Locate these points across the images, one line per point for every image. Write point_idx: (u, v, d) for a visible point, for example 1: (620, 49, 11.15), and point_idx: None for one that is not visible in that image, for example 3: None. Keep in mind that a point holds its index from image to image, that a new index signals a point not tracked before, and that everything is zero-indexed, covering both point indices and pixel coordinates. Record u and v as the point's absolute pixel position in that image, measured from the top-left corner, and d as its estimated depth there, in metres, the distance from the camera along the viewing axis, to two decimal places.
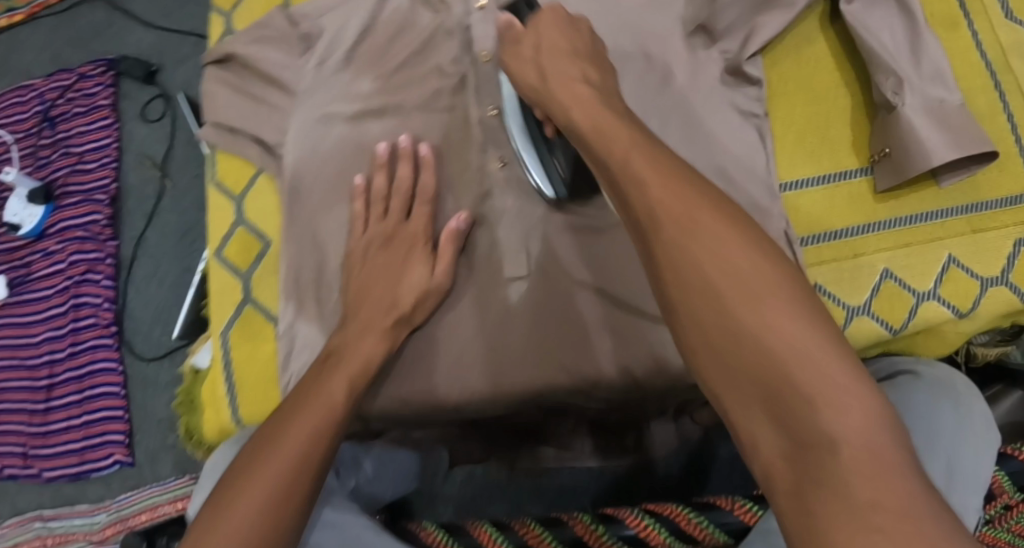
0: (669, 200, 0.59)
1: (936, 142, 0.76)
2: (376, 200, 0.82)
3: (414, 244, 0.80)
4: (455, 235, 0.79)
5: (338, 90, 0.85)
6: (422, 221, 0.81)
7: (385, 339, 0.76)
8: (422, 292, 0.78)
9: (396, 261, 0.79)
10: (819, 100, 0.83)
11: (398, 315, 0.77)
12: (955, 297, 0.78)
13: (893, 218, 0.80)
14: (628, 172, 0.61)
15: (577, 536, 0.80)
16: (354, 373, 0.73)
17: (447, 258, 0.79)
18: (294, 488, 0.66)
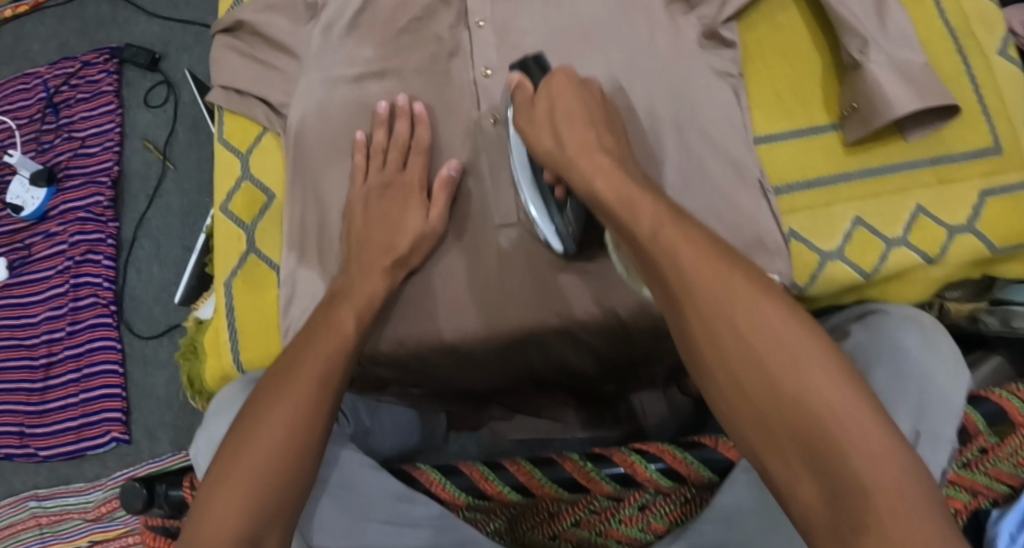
0: (699, 263, 0.65)
1: (901, 96, 0.81)
2: (376, 152, 0.86)
3: (410, 192, 0.85)
4: (447, 182, 0.84)
5: (341, 53, 0.90)
6: (418, 170, 0.86)
7: (385, 278, 0.81)
8: (417, 237, 0.83)
9: (395, 210, 0.84)
10: (793, 62, 0.88)
11: (395, 257, 0.82)
12: (924, 243, 0.83)
13: (863, 169, 0.85)
14: (657, 244, 0.66)
15: (568, 475, 0.84)
16: (360, 306, 0.78)
17: (441, 204, 0.84)
18: (312, 417, 0.71)
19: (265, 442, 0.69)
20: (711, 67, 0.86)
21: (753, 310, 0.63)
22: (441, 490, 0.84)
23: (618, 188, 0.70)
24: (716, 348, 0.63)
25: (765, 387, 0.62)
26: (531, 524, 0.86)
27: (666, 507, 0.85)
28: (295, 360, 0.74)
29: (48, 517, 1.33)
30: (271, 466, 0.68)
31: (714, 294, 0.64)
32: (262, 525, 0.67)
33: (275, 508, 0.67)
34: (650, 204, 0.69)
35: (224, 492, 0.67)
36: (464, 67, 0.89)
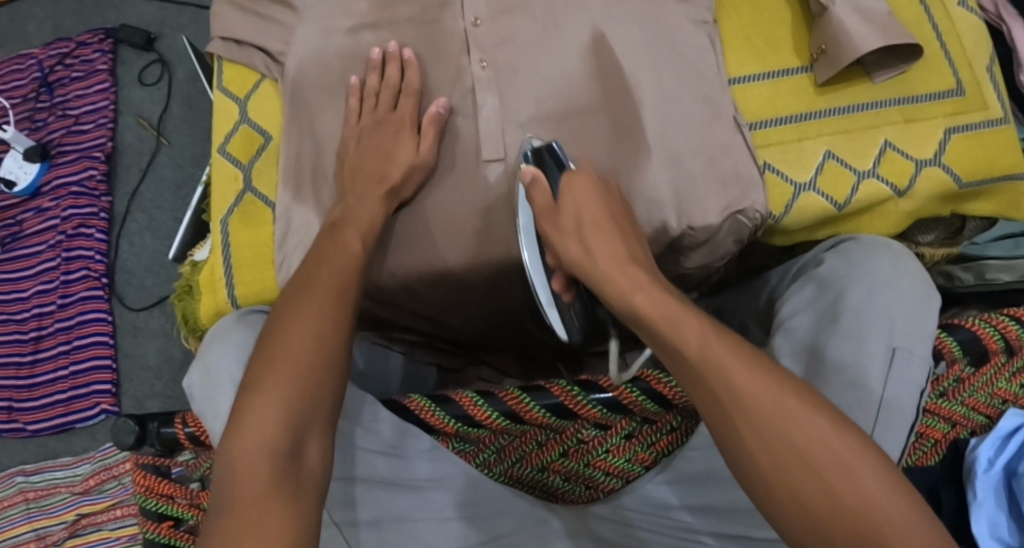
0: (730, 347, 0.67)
1: (865, 37, 0.86)
2: (369, 95, 0.91)
3: (402, 127, 0.90)
4: (436, 119, 0.89)
5: (337, 5, 0.93)
6: (409, 110, 0.91)
7: (381, 206, 0.87)
8: (409, 168, 0.88)
9: (387, 144, 0.89)
10: (765, 10, 0.93)
11: (389, 187, 0.87)
12: (893, 175, 0.88)
13: (833, 108, 0.89)
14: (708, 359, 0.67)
15: (557, 401, 0.84)
16: (364, 230, 0.85)
17: (430, 138, 0.89)
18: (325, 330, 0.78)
19: (293, 348, 0.76)
20: (687, 14, 0.90)
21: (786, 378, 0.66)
22: (431, 418, 0.84)
23: (655, 302, 0.70)
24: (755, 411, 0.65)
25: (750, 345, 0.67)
26: (519, 455, 0.87)
27: (653, 436, 0.87)
28: (308, 278, 0.81)
29: (35, 492, 1.34)
30: (302, 370, 0.75)
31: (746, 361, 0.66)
32: (300, 427, 0.73)
33: (308, 412, 0.74)
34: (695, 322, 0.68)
35: (261, 398, 0.73)
36: (454, 15, 0.92)
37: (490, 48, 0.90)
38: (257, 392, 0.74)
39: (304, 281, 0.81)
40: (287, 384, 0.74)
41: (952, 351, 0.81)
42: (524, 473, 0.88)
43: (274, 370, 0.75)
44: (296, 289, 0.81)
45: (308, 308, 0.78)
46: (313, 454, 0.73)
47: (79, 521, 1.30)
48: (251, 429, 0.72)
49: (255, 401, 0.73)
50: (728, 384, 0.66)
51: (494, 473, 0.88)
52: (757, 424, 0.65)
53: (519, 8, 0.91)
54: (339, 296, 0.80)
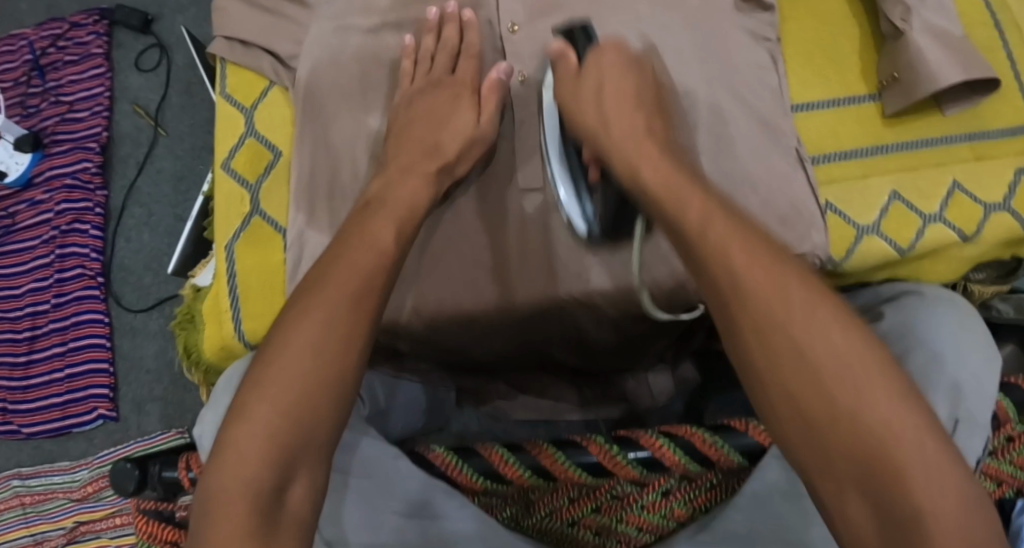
0: (751, 275, 0.62)
1: (943, 63, 0.78)
2: (423, 58, 0.84)
3: (462, 91, 0.83)
4: (498, 86, 0.81)
5: (355, 3, 0.87)
6: (469, 72, 0.84)
7: (429, 182, 0.76)
8: (467, 141, 0.79)
9: (444, 108, 0.81)
10: (830, 27, 0.84)
11: (441, 160, 0.78)
12: (960, 220, 0.80)
13: (900, 143, 0.82)
14: (704, 233, 0.64)
15: (592, 457, 0.80)
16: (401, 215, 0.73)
17: (492, 106, 0.81)
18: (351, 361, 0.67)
19: (290, 370, 0.65)
20: (748, 26, 0.82)
21: (806, 317, 0.60)
22: (457, 473, 0.81)
23: (667, 185, 0.67)
24: (778, 380, 0.60)
25: (775, 295, 0.61)
26: (550, 509, 0.81)
27: (691, 493, 0.80)
28: (324, 273, 0.69)
29: (31, 497, 1.28)
30: (297, 397, 0.65)
31: (771, 313, 0.61)
32: (287, 465, 0.64)
33: (299, 444, 0.64)
34: (699, 200, 0.65)
35: (244, 427, 0.64)
36: (493, 20, 0.85)
37: (527, 57, 0.83)
38: (240, 419, 0.65)
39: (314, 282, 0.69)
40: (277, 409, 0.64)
41: (1006, 412, 0.73)
42: (553, 528, 0.81)
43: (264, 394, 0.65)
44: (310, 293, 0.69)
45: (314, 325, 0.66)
46: (297, 489, 0.64)
47: (77, 528, 1.24)
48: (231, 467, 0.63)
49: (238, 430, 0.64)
50: (753, 339, 0.61)
51: (522, 527, 0.83)
52: (778, 389, 0.60)
53: (558, 9, 0.83)
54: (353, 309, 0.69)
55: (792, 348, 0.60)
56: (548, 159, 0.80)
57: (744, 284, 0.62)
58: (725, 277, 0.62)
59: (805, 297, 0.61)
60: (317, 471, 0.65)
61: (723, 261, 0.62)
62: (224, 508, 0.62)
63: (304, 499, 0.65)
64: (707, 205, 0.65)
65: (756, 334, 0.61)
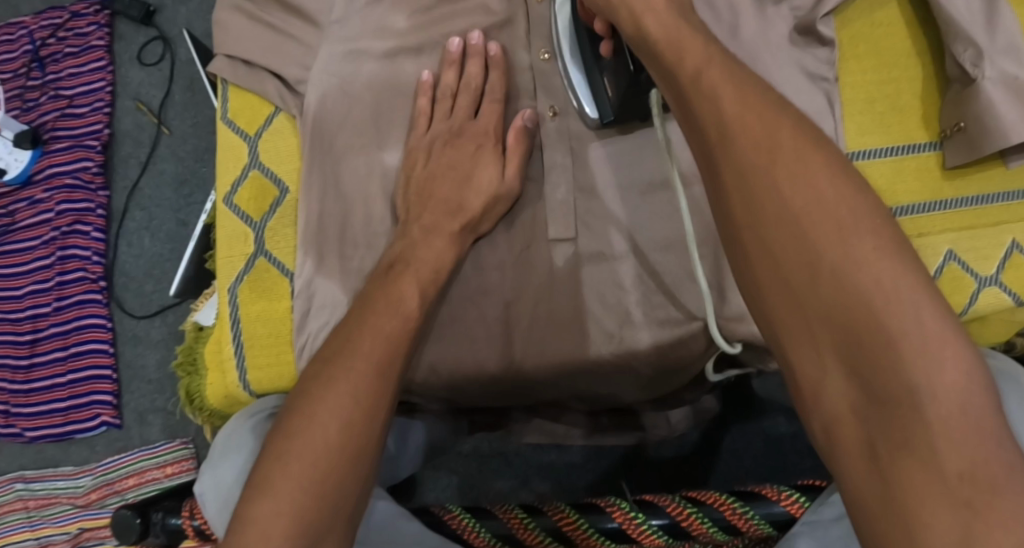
0: (749, 130, 0.56)
1: (1018, 123, 0.71)
2: (444, 96, 0.79)
3: (485, 141, 0.78)
4: (523, 134, 0.77)
5: (370, 27, 0.81)
6: (492, 118, 0.79)
7: (453, 243, 0.73)
8: (491, 198, 0.75)
9: (466, 162, 0.77)
10: (890, 67, 0.77)
11: (465, 219, 0.74)
12: (1018, 284, 0.74)
13: (960, 198, 0.76)
14: (699, 84, 0.58)
15: (616, 525, 0.74)
16: (427, 275, 0.71)
17: (518, 157, 0.76)
18: (370, 438, 0.62)
19: (314, 443, 0.60)
20: (803, 63, 0.76)
21: (799, 169, 0.54)
22: (474, 538, 0.75)
23: (668, 35, 0.61)
24: (763, 244, 0.55)
25: (770, 148, 0.55)
26: None
27: None
28: (346, 339, 0.65)
29: (35, 500, 1.23)
30: (329, 471, 0.60)
31: (758, 166, 0.55)
32: (312, 546, 0.57)
33: (327, 516, 0.58)
34: (699, 46, 0.60)
35: (267, 502, 0.58)
36: (521, 45, 0.80)
37: (557, 90, 0.78)
38: (263, 495, 0.58)
39: (338, 348, 0.65)
40: (299, 484, 0.58)
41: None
42: None
43: (287, 466, 0.59)
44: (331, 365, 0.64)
45: (344, 411, 0.61)
46: None
47: (82, 536, 1.19)
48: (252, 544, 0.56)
49: (261, 504, 0.58)
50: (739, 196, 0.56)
51: None
52: (766, 261, 0.55)
53: None
54: (380, 372, 0.64)
55: (780, 204, 0.54)
56: (559, 44, 0.76)
57: (741, 146, 0.56)
58: (741, 194, 0.56)
59: (802, 150, 0.55)
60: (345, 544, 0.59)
61: (719, 122, 0.56)
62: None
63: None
64: (708, 51, 0.59)
65: (744, 195, 0.55)
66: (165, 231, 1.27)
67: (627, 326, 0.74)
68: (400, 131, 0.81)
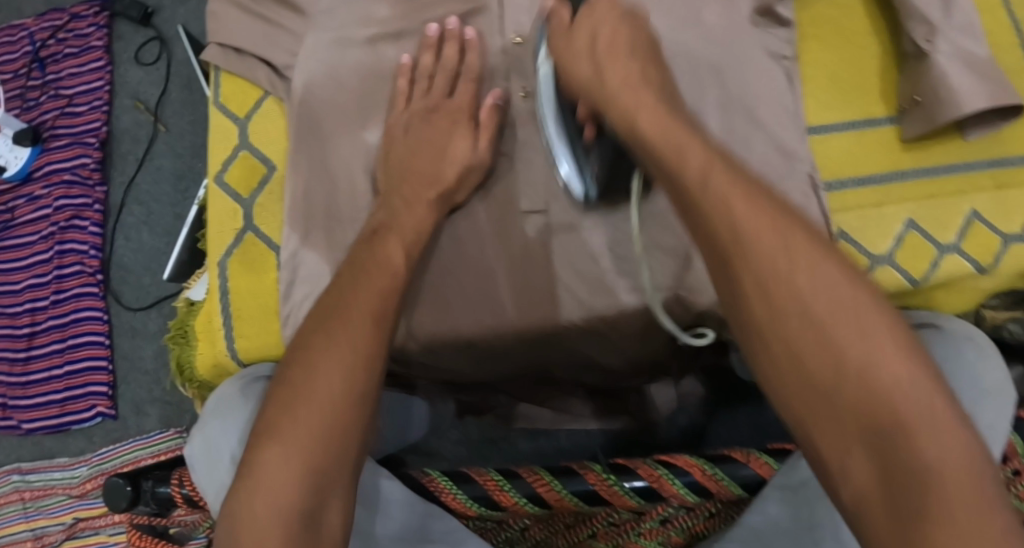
0: (765, 238, 0.59)
1: (971, 93, 0.75)
2: (422, 77, 0.83)
3: (459, 118, 0.82)
4: (495, 111, 0.80)
5: (353, 12, 0.83)
6: (467, 97, 0.83)
7: (432, 211, 0.77)
8: (465, 167, 0.79)
9: (441, 138, 0.81)
10: (850, 46, 0.81)
11: (441, 189, 0.78)
12: (977, 251, 0.77)
13: (918, 168, 0.79)
14: (706, 187, 0.61)
15: (589, 487, 0.76)
16: (407, 238, 0.74)
17: (489, 132, 0.80)
18: (353, 391, 0.65)
19: (318, 394, 0.64)
20: (766, 43, 0.79)
21: (820, 282, 0.58)
22: (451, 500, 0.77)
23: (667, 133, 0.65)
24: (789, 349, 0.58)
25: (786, 252, 0.59)
26: (546, 536, 0.80)
27: (690, 521, 0.79)
28: (331, 302, 0.69)
29: (31, 492, 1.26)
30: (318, 425, 0.63)
31: (776, 277, 0.58)
32: (304, 484, 0.61)
33: (333, 461, 0.63)
34: (699, 148, 0.63)
35: (277, 448, 0.62)
36: (496, 30, 0.83)
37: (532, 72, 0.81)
38: (273, 441, 0.62)
39: (331, 309, 0.68)
40: (309, 434, 0.62)
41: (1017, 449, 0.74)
42: None
43: (296, 418, 0.63)
44: (320, 320, 0.68)
45: (331, 365, 0.65)
46: (334, 517, 0.61)
47: (76, 524, 1.22)
48: (263, 491, 0.61)
49: (269, 451, 0.62)
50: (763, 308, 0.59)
51: None
52: (790, 363, 0.58)
53: None
54: (367, 331, 0.67)
55: (804, 315, 0.58)
56: (546, 123, 0.78)
57: (759, 253, 0.59)
58: (757, 284, 0.59)
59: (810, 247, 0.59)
60: (349, 492, 0.63)
61: (732, 226, 0.60)
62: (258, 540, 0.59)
63: (340, 520, 0.62)
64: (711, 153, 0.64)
65: (771, 305, 0.58)
66: (161, 225, 1.30)
67: (600, 295, 0.77)
68: (381, 110, 0.84)
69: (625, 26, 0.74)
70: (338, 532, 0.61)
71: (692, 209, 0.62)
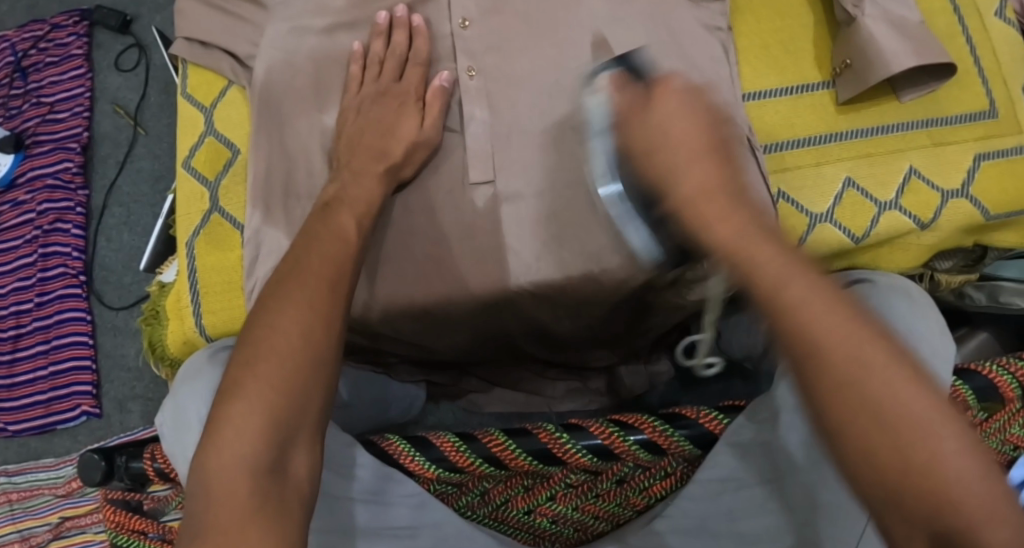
0: (839, 345, 0.55)
1: (899, 53, 0.78)
2: (372, 63, 0.86)
3: (406, 100, 0.85)
4: (441, 92, 0.84)
5: (309, 2, 0.87)
6: (415, 80, 0.86)
7: (380, 184, 0.80)
8: (412, 145, 0.82)
9: (391, 117, 0.83)
10: (783, 16, 0.85)
11: (390, 164, 0.81)
12: (916, 207, 0.81)
13: (855, 130, 0.82)
14: (781, 291, 0.57)
15: (543, 446, 0.78)
16: (359, 210, 0.77)
17: (436, 111, 0.84)
18: (306, 354, 0.66)
19: (278, 347, 0.65)
20: (701, 16, 0.83)
21: (892, 378, 0.55)
22: (411, 463, 0.79)
23: (738, 236, 0.58)
24: (859, 439, 0.55)
25: (858, 361, 0.55)
26: (505, 498, 0.82)
27: (646, 482, 0.81)
28: (288, 268, 0.71)
29: (19, 494, 1.26)
30: (273, 383, 0.64)
31: (851, 376, 0.55)
32: (265, 437, 0.63)
33: (296, 411, 0.65)
34: (771, 251, 0.58)
35: (241, 401, 0.64)
36: (444, 16, 0.87)
37: (478, 54, 0.84)
38: (235, 396, 0.64)
39: (287, 272, 0.70)
40: (269, 385, 0.64)
41: (966, 400, 0.70)
42: (510, 516, 0.83)
43: (254, 374, 0.65)
44: (274, 286, 0.70)
45: (284, 327, 0.67)
46: (299, 462, 0.64)
47: (63, 524, 1.22)
48: (230, 442, 0.62)
49: (232, 405, 0.64)
50: (838, 403, 0.55)
51: (478, 515, 0.84)
52: (861, 456, 0.55)
53: (508, 5, 0.84)
54: (323, 292, 0.69)
55: (877, 411, 0.54)
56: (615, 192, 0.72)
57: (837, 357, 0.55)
58: (829, 383, 0.55)
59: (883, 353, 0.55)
60: (316, 441, 0.65)
61: (808, 336, 0.56)
62: (228, 488, 0.61)
63: (305, 471, 0.64)
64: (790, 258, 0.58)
65: (846, 402, 0.55)
66: (142, 226, 1.34)
67: (542, 259, 0.81)
68: (337, 93, 0.87)
69: (700, 121, 0.62)
70: (303, 480, 0.64)
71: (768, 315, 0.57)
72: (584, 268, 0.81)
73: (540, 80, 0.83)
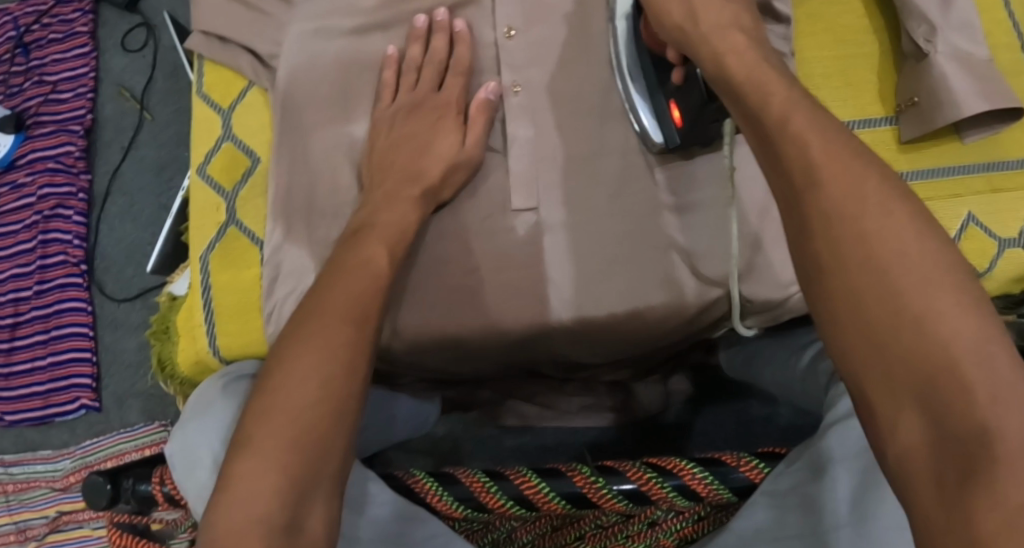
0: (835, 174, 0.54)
1: (967, 94, 0.75)
2: (409, 69, 0.81)
3: (445, 112, 0.80)
4: (485, 106, 0.79)
5: (341, 3, 0.82)
6: (454, 91, 0.80)
7: (415, 207, 0.75)
8: (450, 165, 0.77)
9: (428, 130, 0.79)
10: (847, 44, 0.82)
11: (425, 184, 0.76)
12: (972, 256, 0.77)
13: (914, 170, 0.79)
14: (786, 130, 0.57)
15: (577, 490, 0.74)
16: (391, 237, 0.71)
17: (478, 128, 0.79)
18: (334, 409, 0.60)
19: (298, 399, 0.60)
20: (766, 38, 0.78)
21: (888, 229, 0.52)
22: (437, 502, 0.75)
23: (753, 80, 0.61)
24: (844, 281, 0.52)
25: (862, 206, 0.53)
26: (531, 538, 0.77)
27: (678, 525, 0.75)
28: (319, 302, 0.65)
29: (14, 485, 1.22)
30: (298, 434, 0.59)
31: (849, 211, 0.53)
32: (297, 504, 0.57)
33: (313, 469, 0.58)
34: (784, 94, 0.59)
35: (251, 461, 0.58)
36: (487, 22, 0.82)
37: (522, 67, 0.80)
38: (246, 453, 0.58)
39: (314, 309, 0.64)
40: (279, 450, 0.58)
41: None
42: None
43: (272, 424, 0.59)
44: (296, 326, 0.64)
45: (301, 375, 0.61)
46: (314, 524, 0.57)
47: (60, 518, 1.19)
48: (237, 501, 0.56)
49: (244, 463, 0.58)
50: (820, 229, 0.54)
51: None
52: (848, 310, 0.52)
53: (556, 18, 0.80)
54: (358, 328, 0.64)
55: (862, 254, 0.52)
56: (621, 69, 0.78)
57: (890, 278, 0.51)
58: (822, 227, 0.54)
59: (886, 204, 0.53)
60: (332, 497, 0.59)
61: (807, 170, 0.55)
62: None
63: (324, 530, 0.57)
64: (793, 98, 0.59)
65: (829, 237, 0.53)
66: (148, 213, 1.29)
67: (578, 294, 0.77)
68: (367, 103, 0.82)
69: None
70: (318, 539, 0.57)
71: (829, 231, 0.53)
72: (627, 305, 0.77)
73: (583, 104, 0.79)
